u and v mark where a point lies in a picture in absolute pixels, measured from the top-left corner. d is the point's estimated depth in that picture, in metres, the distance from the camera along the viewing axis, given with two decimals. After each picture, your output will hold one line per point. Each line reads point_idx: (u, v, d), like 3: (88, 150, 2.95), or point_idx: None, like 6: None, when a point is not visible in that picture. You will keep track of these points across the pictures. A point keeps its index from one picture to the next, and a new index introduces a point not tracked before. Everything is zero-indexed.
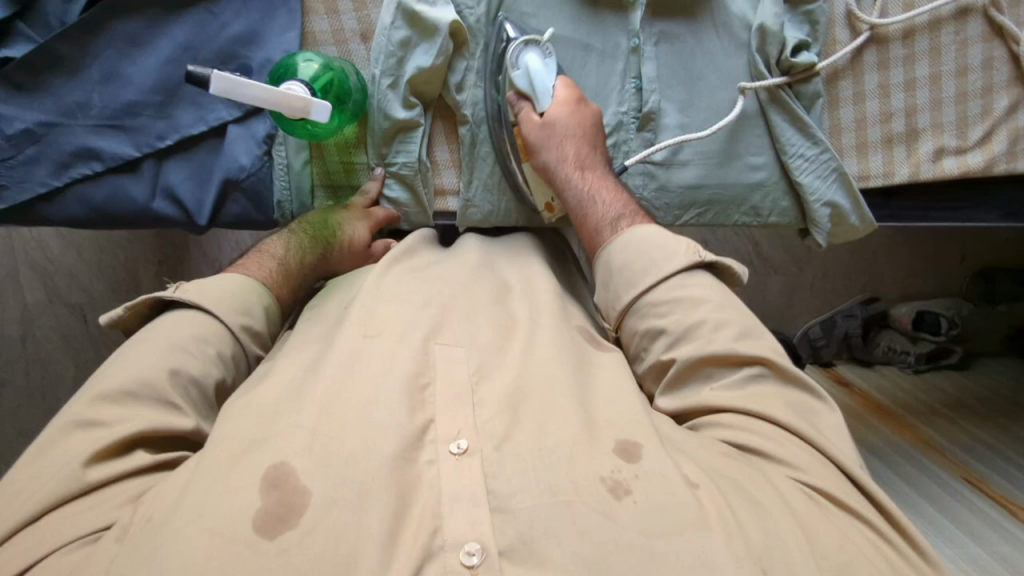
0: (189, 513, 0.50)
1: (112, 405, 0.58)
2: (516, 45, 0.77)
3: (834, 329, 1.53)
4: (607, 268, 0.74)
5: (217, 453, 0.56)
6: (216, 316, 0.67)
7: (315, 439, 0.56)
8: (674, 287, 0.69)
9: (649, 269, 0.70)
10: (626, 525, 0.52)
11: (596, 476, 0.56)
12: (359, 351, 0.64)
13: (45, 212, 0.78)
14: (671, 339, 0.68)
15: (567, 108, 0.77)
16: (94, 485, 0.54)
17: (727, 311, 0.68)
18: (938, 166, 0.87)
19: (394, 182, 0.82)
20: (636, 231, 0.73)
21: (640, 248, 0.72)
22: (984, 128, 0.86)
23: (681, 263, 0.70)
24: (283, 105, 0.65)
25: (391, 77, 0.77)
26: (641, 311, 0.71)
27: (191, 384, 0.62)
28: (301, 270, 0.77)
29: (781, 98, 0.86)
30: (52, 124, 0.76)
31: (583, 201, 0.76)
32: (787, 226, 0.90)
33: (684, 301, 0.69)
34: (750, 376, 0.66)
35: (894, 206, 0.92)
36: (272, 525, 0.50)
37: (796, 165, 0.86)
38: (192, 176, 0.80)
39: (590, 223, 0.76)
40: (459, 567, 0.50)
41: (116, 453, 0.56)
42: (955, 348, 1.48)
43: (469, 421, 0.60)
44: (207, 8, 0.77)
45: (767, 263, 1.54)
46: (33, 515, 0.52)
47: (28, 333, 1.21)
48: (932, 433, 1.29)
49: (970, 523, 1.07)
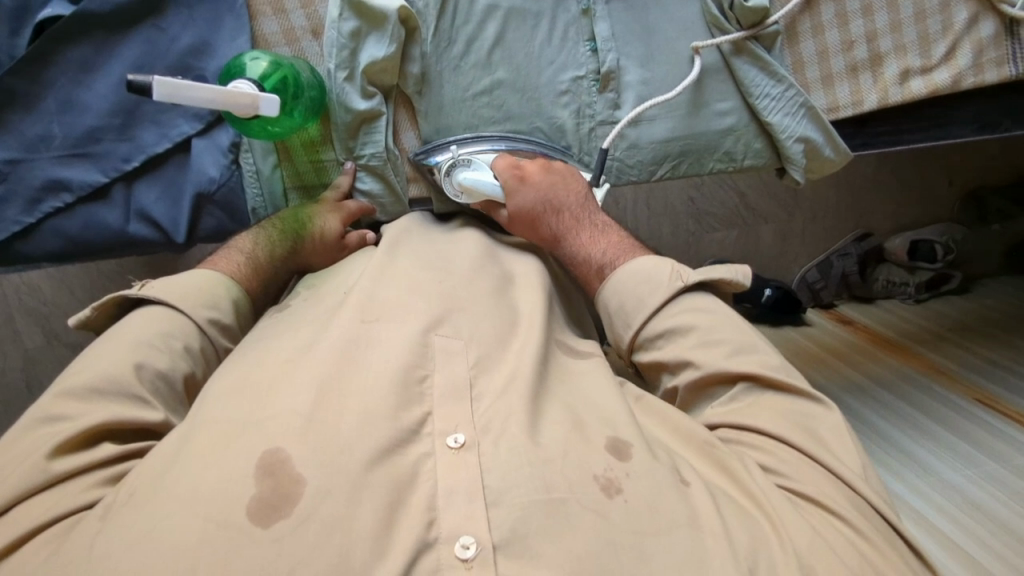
0: (182, 497, 0.51)
1: (77, 401, 0.60)
2: (445, 180, 0.79)
3: (831, 269, 1.53)
4: (605, 309, 0.75)
5: (199, 438, 0.56)
6: (184, 311, 0.70)
7: (309, 426, 0.56)
8: (666, 317, 0.70)
9: (642, 304, 0.71)
10: (615, 521, 0.54)
11: (589, 475, 0.57)
12: (348, 336, 0.65)
13: (22, 250, 0.78)
14: (670, 367, 0.70)
15: (519, 196, 0.77)
16: (57, 477, 0.55)
17: (716, 331, 0.68)
18: (906, 89, 0.87)
19: (366, 174, 0.83)
20: (620, 273, 0.73)
21: (625, 287, 0.72)
22: (946, 43, 0.86)
23: (666, 293, 0.71)
24: (232, 105, 0.65)
25: (347, 69, 0.77)
26: (643, 343, 0.72)
27: (158, 378, 0.64)
28: (272, 264, 0.79)
29: (750, 50, 0.85)
30: (15, 161, 0.75)
31: (580, 265, 0.77)
32: (764, 167, 0.90)
33: (674, 331, 0.70)
34: (745, 390, 0.67)
35: (869, 133, 0.91)
36: (267, 512, 0.50)
37: (763, 105, 0.85)
38: (164, 195, 0.80)
39: (587, 281, 0.77)
40: (455, 561, 0.51)
41: (83, 445, 0.58)
42: (954, 274, 1.48)
43: (468, 416, 0.60)
44: (154, 24, 0.77)
45: (756, 213, 1.52)
46: (3, 506, 0.53)
47: (32, 378, 1.22)
48: (940, 360, 1.30)
49: (987, 441, 1.07)
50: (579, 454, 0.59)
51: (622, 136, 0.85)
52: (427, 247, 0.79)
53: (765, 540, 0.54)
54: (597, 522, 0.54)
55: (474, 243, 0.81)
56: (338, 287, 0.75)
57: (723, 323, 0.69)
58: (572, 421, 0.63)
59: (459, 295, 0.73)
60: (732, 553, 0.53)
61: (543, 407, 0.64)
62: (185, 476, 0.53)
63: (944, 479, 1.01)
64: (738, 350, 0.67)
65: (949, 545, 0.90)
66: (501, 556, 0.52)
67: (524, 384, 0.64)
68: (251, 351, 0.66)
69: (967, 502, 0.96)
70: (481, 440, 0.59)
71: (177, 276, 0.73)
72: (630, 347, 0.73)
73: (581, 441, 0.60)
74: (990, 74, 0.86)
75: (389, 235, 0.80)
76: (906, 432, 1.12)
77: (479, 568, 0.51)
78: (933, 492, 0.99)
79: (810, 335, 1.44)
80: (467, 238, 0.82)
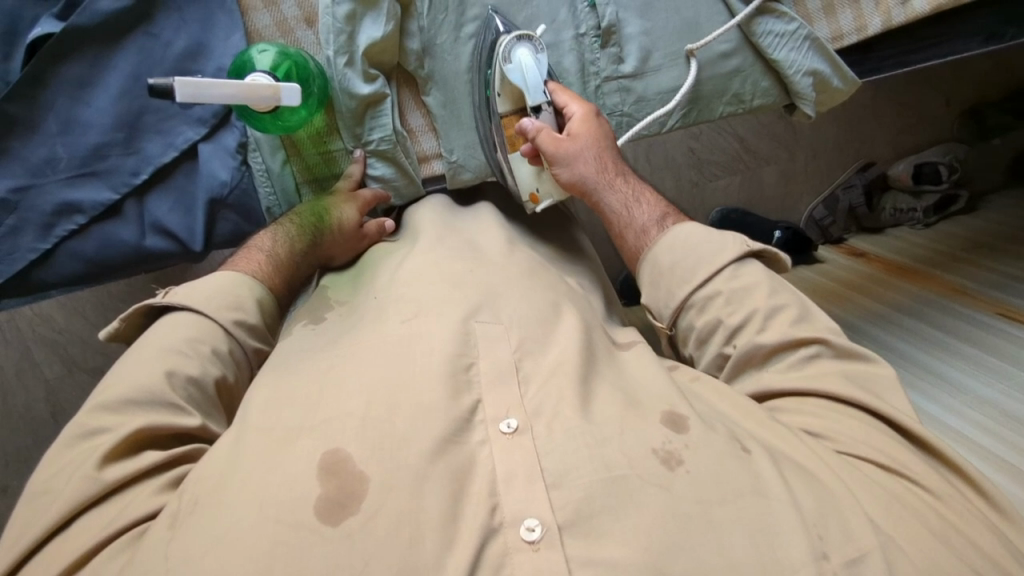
0: (255, 495, 0.51)
1: (112, 414, 0.60)
2: (508, 40, 0.74)
3: (837, 204, 1.53)
4: (653, 268, 0.73)
5: (252, 441, 0.56)
6: (208, 315, 0.69)
7: (367, 422, 0.56)
8: (729, 278, 0.70)
9: (700, 263, 0.71)
10: (680, 492, 0.53)
11: (647, 448, 0.56)
12: (395, 336, 0.64)
13: (41, 276, 0.77)
14: (728, 330, 0.68)
15: (585, 121, 0.77)
16: (110, 486, 0.55)
17: (781, 295, 0.68)
18: (908, 8, 0.85)
19: (376, 160, 0.82)
20: (680, 229, 0.73)
21: (686, 246, 0.72)
22: None
23: (730, 256, 0.70)
24: (251, 98, 0.64)
25: (346, 54, 0.75)
26: (698, 305, 0.70)
27: (190, 383, 0.64)
28: (292, 258, 0.78)
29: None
30: (23, 188, 0.74)
31: (624, 205, 0.76)
32: (772, 105, 0.90)
33: (739, 294, 0.69)
34: (811, 356, 0.66)
35: (876, 58, 0.91)
36: (334, 510, 0.50)
37: (767, 43, 0.84)
38: (177, 204, 0.79)
39: (634, 226, 0.76)
40: (521, 543, 0.51)
41: (129, 451, 0.58)
42: (960, 193, 1.48)
43: (517, 401, 0.59)
44: (145, 30, 0.75)
45: (758, 155, 1.50)
46: (60, 522, 0.54)
47: (58, 411, 1.20)
48: (956, 280, 1.29)
49: (1015, 352, 1.07)
50: (633, 430, 0.57)
51: (631, 91, 0.85)
52: (458, 237, 0.79)
53: (836, 509, 0.53)
54: (661, 495, 0.53)
55: (500, 232, 0.81)
56: (371, 295, 0.73)
57: (784, 292, 0.69)
58: (626, 400, 0.62)
59: (482, 277, 0.72)
60: (802, 517, 0.52)
61: (591, 386, 0.63)
62: (235, 484, 0.53)
63: (979, 395, 1.01)
64: (802, 317, 0.68)
65: (985, 455, 0.91)
66: (568, 534, 0.51)
67: (569, 367, 0.63)
68: (294, 365, 0.65)
69: (1002, 414, 0.97)
70: (533, 424, 0.58)
71: (199, 281, 0.73)
72: (680, 308, 0.71)
73: (635, 418, 0.59)
74: None
75: (429, 230, 0.79)
76: (936, 355, 1.12)
77: (546, 548, 0.50)
78: (969, 409, 0.99)
79: (825, 271, 1.43)
80: (491, 230, 0.81)
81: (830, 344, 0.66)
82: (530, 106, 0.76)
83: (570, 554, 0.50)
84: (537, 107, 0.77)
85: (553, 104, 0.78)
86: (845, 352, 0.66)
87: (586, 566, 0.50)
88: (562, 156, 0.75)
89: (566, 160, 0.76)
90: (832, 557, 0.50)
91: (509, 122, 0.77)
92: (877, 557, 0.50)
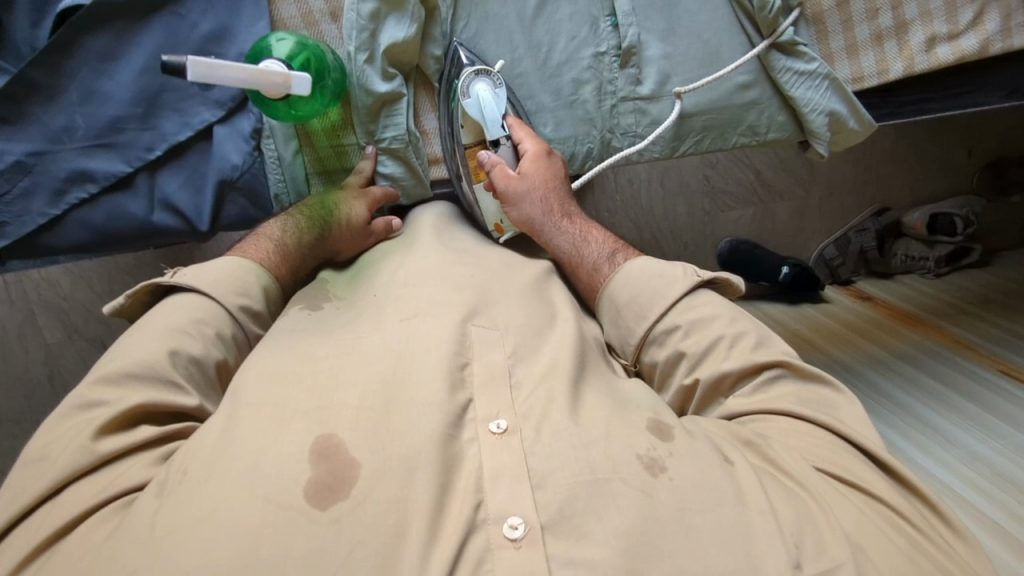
0: (242, 470, 0.52)
1: (114, 387, 0.60)
2: (466, 75, 0.77)
3: (849, 245, 1.52)
4: (612, 305, 0.73)
5: (253, 419, 0.56)
6: (215, 298, 0.70)
7: (362, 411, 0.56)
8: (684, 311, 0.70)
9: (656, 298, 0.70)
10: (662, 500, 0.53)
11: (633, 453, 0.56)
12: (391, 334, 0.65)
13: (48, 241, 0.78)
14: (693, 361, 0.67)
15: (540, 163, 0.78)
16: (104, 459, 0.56)
17: (740, 323, 0.68)
18: (932, 56, 0.85)
19: (387, 158, 0.83)
20: (632, 264, 0.74)
21: (640, 280, 0.72)
22: (973, 10, 0.83)
23: (683, 287, 0.70)
24: (262, 83, 0.65)
25: (367, 51, 0.76)
26: (657, 339, 0.70)
27: (192, 363, 0.65)
28: (299, 250, 0.79)
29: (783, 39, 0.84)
30: (40, 153, 0.75)
31: (574, 245, 0.78)
32: (787, 140, 0.90)
33: (698, 322, 0.68)
34: (773, 377, 0.66)
35: (895, 102, 0.90)
36: (322, 494, 0.51)
37: (785, 79, 0.84)
38: (187, 183, 0.80)
39: (586, 264, 0.77)
40: (503, 541, 0.50)
41: (123, 426, 0.59)
42: (974, 246, 1.47)
43: (508, 404, 0.60)
44: (173, 10, 0.77)
45: (773, 189, 1.49)
46: (50, 490, 0.54)
47: (54, 373, 1.22)
48: (963, 333, 1.28)
49: (1012, 412, 1.06)
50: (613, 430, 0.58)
51: (644, 113, 0.85)
52: (465, 249, 0.79)
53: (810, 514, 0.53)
54: (643, 500, 0.53)
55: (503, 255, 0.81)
56: (370, 292, 0.74)
57: (744, 320, 0.69)
58: (612, 403, 0.62)
59: (499, 288, 0.73)
60: (778, 520, 0.52)
61: (576, 388, 0.63)
62: (233, 458, 0.53)
63: (972, 452, 1.00)
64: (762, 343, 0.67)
65: (978, 516, 0.89)
66: (550, 532, 0.51)
67: (561, 373, 0.63)
68: (290, 343, 0.65)
69: (999, 477, 0.95)
70: (523, 426, 0.58)
71: (206, 265, 0.74)
72: (641, 342, 0.71)
73: (622, 423, 0.59)
74: (1017, 39, 0.83)
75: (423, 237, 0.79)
76: (932, 406, 1.11)
77: (528, 546, 0.50)
78: (962, 466, 0.97)
79: (831, 312, 1.42)
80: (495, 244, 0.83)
81: (787, 361, 0.65)
82: (489, 140, 0.79)
83: (551, 551, 0.50)
84: (495, 141, 0.79)
85: (510, 138, 0.79)
86: (808, 374, 0.66)
87: (568, 564, 0.49)
88: (513, 196, 0.78)
89: (520, 201, 0.78)
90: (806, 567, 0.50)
91: (472, 152, 0.81)
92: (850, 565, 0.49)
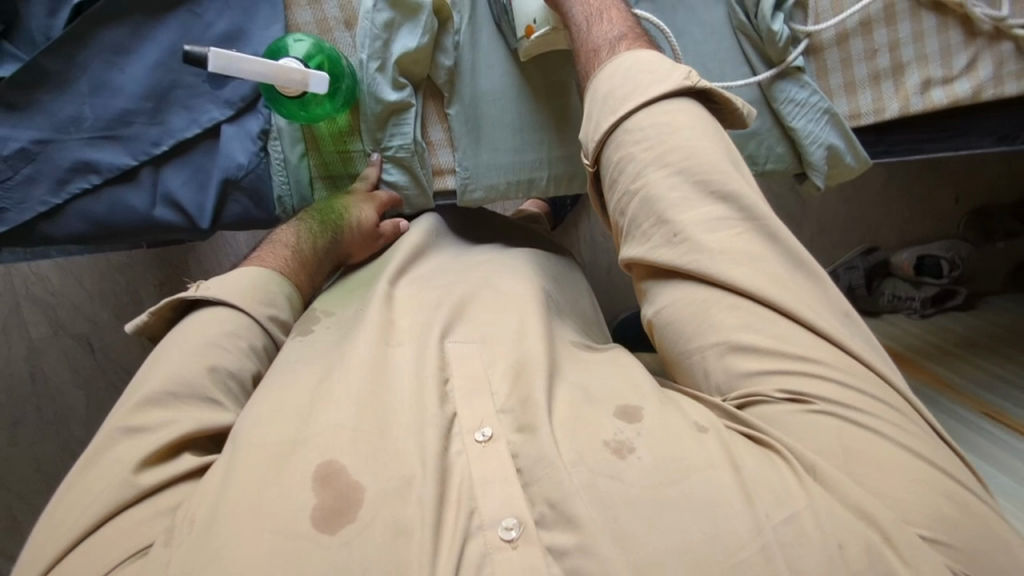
0: (251, 506, 0.51)
1: (156, 408, 0.61)
2: None
3: (837, 283, 1.54)
4: (593, 95, 0.69)
5: (252, 455, 0.56)
6: (244, 310, 0.71)
7: (357, 435, 0.56)
8: (657, 112, 0.65)
9: (636, 91, 0.65)
10: (632, 482, 0.52)
11: (598, 441, 0.56)
12: (381, 350, 0.66)
13: (46, 231, 0.78)
14: (642, 167, 0.64)
15: None
16: (147, 491, 0.56)
17: (703, 139, 0.64)
18: (927, 99, 0.86)
19: (392, 166, 0.84)
20: (630, 52, 0.68)
21: (630, 69, 0.66)
22: (967, 56, 0.85)
23: (666, 85, 0.65)
24: (280, 79, 0.66)
25: (379, 60, 0.77)
26: (619, 140, 0.66)
27: (230, 378, 0.66)
28: (315, 254, 0.81)
29: (791, 73, 0.86)
30: (47, 141, 0.75)
31: (586, 18, 0.71)
32: (785, 171, 0.91)
33: (664, 126, 0.64)
34: (721, 219, 0.62)
35: (890, 140, 0.93)
36: (331, 519, 0.50)
37: (787, 111, 0.86)
38: (191, 180, 0.80)
39: (591, 41, 0.71)
40: (499, 543, 0.51)
41: (165, 457, 0.59)
42: (960, 289, 1.47)
43: (489, 411, 0.60)
44: (190, 9, 0.78)
45: None
46: (93, 525, 0.54)
47: (36, 371, 1.21)
48: (947, 374, 1.30)
49: (995, 454, 1.07)
50: (587, 419, 0.59)
51: None
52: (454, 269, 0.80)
53: (778, 472, 0.52)
54: (611, 484, 0.52)
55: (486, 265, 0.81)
56: (359, 304, 0.75)
57: (713, 137, 0.65)
58: (581, 396, 0.62)
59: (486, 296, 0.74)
60: (745, 481, 0.51)
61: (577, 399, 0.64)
62: (242, 487, 0.53)
63: None
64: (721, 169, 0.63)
65: None
66: (544, 528, 0.51)
67: (529, 369, 0.63)
68: (279, 375, 0.65)
69: None
70: (510, 431, 0.58)
71: (228, 275, 0.74)
72: (605, 139, 0.67)
73: (592, 408, 0.60)
74: (1010, 86, 0.85)
75: (397, 262, 0.79)
76: None
77: (523, 544, 0.50)
78: None
79: None
80: (483, 257, 0.84)
81: (735, 196, 0.62)
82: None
83: (549, 545, 0.50)
84: None
85: None
86: (760, 222, 0.62)
87: (564, 557, 0.50)
88: None
89: None
90: (773, 514, 0.49)
91: None
92: (810, 514, 0.49)
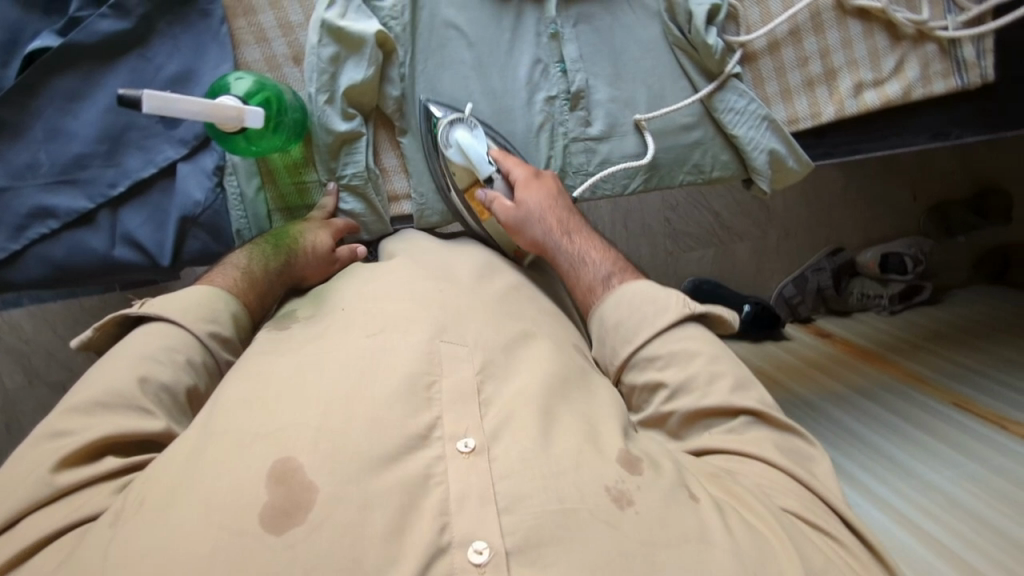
0: (198, 500, 0.52)
1: (79, 416, 0.61)
2: (443, 127, 0.81)
3: (806, 284, 1.56)
4: (600, 323, 0.75)
5: (212, 450, 0.56)
6: (183, 324, 0.70)
7: (320, 437, 0.56)
8: (667, 341, 0.71)
9: (642, 324, 0.72)
10: (628, 532, 0.55)
11: (601, 484, 0.58)
12: (356, 349, 0.66)
13: (9, 277, 0.79)
14: (670, 391, 0.69)
15: (532, 188, 0.81)
16: (63, 491, 0.56)
17: (720, 363, 0.69)
18: (861, 101, 0.90)
19: (348, 195, 0.86)
20: (627, 288, 0.75)
21: (631, 305, 0.73)
22: (895, 58, 0.88)
23: (669, 317, 0.71)
24: (216, 115, 0.68)
25: (327, 92, 0.81)
26: (639, 363, 0.71)
27: (162, 391, 0.65)
28: (266, 278, 0.79)
29: (733, 84, 0.89)
30: (3, 188, 0.77)
31: (573, 264, 0.79)
32: (732, 178, 0.94)
33: (679, 353, 0.70)
34: (746, 424, 0.67)
35: (828, 143, 0.94)
36: (278, 520, 0.51)
37: (728, 119, 0.89)
38: (149, 219, 0.82)
39: (583, 284, 0.78)
40: (468, 565, 0.52)
41: (86, 459, 0.59)
42: (926, 284, 1.51)
43: (475, 422, 0.61)
44: (139, 53, 0.80)
45: (732, 231, 1.55)
46: (12, 518, 0.55)
47: (11, 422, 1.21)
48: (917, 368, 1.31)
49: (970, 445, 1.05)
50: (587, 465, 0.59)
51: (595, 151, 0.90)
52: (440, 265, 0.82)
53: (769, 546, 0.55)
54: (608, 531, 0.54)
55: (473, 261, 0.84)
56: (337, 306, 0.75)
57: (724, 356, 0.70)
58: (583, 430, 0.64)
59: (457, 301, 0.75)
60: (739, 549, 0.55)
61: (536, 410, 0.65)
62: (201, 479, 0.54)
63: (926, 480, 1.00)
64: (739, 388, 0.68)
65: (933, 542, 0.90)
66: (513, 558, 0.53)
67: (530, 394, 0.65)
68: (257, 365, 0.66)
69: (953, 505, 0.95)
70: (491, 446, 0.60)
71: (176, 294, 0.73)
72: (622, 366, 0.73)
73: (594, 454, 0.61)
74: (938, 85, 0.88)
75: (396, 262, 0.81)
76: (887, 437, 1.13)
77: (491, 571, 0.52)
78: (914, 494, 0.98)
79: (793, 350, 1.45)
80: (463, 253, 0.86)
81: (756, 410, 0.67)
82: (483, 177, 0.82)
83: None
84: (488, 177, 0.82)
85: (501, 172, 0.83)
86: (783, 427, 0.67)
87: None
88: (515, 221, 0.80)
89: (521, 224, 0.80)
90: None
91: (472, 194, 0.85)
92: None
